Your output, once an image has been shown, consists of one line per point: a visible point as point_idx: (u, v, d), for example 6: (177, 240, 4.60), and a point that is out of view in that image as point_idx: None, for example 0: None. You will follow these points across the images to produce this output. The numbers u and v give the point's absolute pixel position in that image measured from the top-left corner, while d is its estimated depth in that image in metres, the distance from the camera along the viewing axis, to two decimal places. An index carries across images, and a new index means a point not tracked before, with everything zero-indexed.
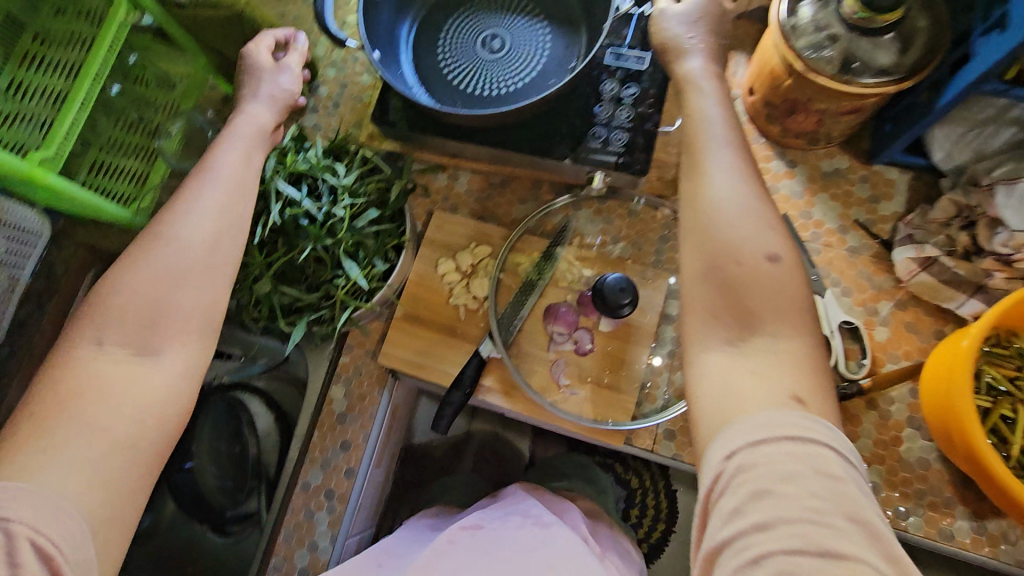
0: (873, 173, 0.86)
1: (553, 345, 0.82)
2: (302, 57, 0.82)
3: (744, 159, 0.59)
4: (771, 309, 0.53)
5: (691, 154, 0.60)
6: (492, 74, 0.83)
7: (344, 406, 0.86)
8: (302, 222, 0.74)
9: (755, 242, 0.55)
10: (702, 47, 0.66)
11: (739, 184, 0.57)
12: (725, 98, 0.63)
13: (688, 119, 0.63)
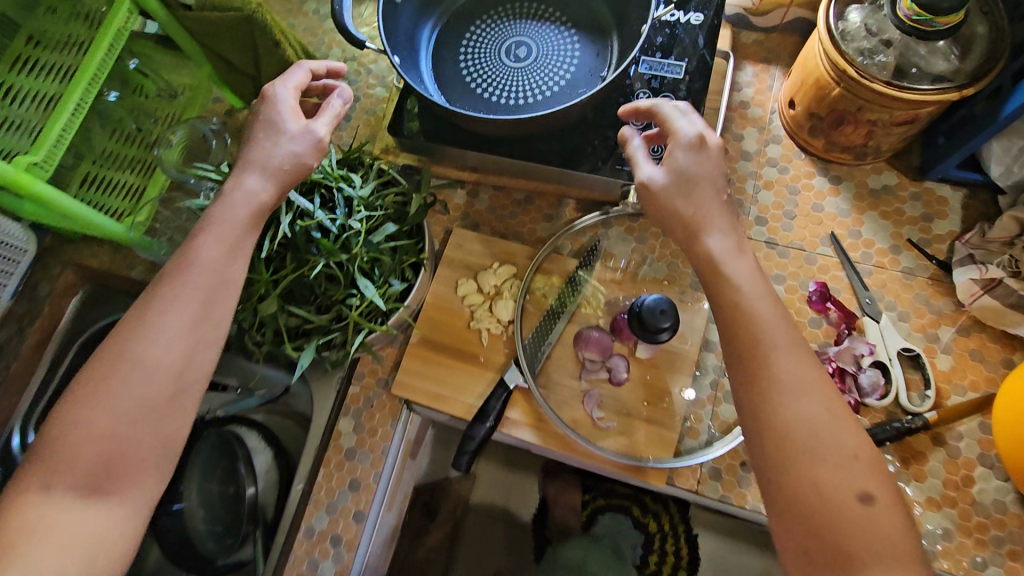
0: (925, 190, 0.81)
1: (584, 373, 0.75)
2: (334, 117, 0.61)
3: (805, 362, 0.51)
4: (878, 558, 0.44)
5: (742, 368, 0.52)
6: (519, 82, 0.78)
7: (353, 441, 0.77)
8: (313, 236, 0.66)
9: (839, 480, 0.47)
10: (724, 219, 0.58)
11: (805, 401, 0.49)
12: (762, 280, 0.55)
13: (724, 322, 0.55)
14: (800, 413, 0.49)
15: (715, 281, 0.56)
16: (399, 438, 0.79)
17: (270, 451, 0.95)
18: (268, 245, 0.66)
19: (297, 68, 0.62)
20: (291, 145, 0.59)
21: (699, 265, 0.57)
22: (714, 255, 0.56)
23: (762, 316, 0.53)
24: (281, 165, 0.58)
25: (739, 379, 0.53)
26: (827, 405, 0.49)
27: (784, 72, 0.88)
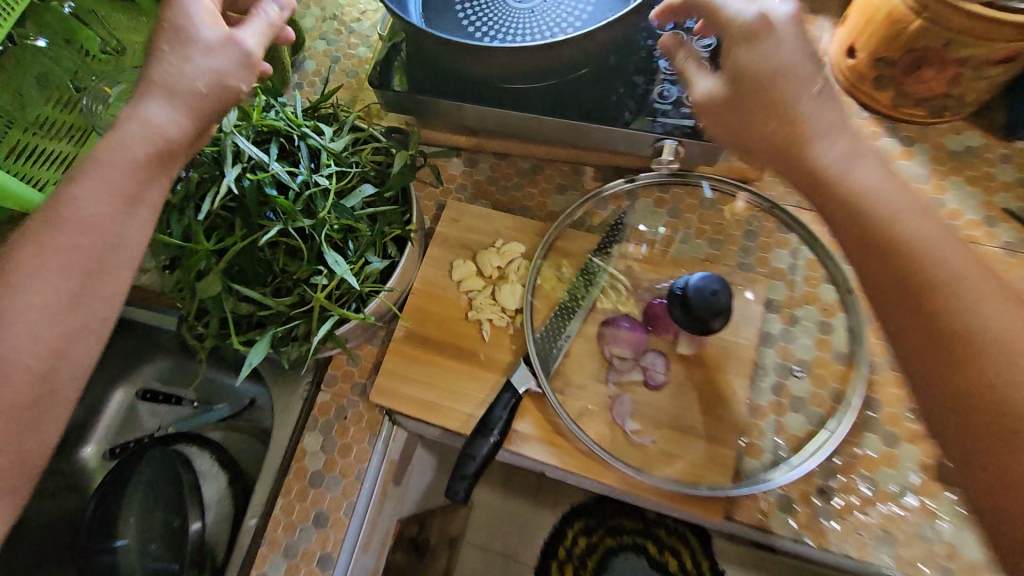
0: (1017, 151, 0.67)
1: (611, 374, 0.60)
2: (266, 26, 0.46)
3: (983, 287, 0.37)
4: None
5: (898, 296, 0.39)
6: (526, 24, 0.65)
7: (320, 463, 0.61)
8: (269, 193, 0.50)
9: None
10: (828, 117, 0.43)
11: (997, 322, 0.36)
12: (900, 190, 0.41)
13: (858, 238, 0.41)
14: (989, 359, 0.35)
15: (833, 198, 0.42)
16: (381, 459, 0.63)
17: (223, 476, 0.78)
18: (208, 205, 0.49)
19: None
20: (206, 59, 0.44)
21: (806, 185, 0.43)
22: (824, 168, 0.42)
23: (906, 227, 0.39)
24: (193, 85, 0.43)
25: (897, 317, 0.39)
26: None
27: (835, 24, 0.76)
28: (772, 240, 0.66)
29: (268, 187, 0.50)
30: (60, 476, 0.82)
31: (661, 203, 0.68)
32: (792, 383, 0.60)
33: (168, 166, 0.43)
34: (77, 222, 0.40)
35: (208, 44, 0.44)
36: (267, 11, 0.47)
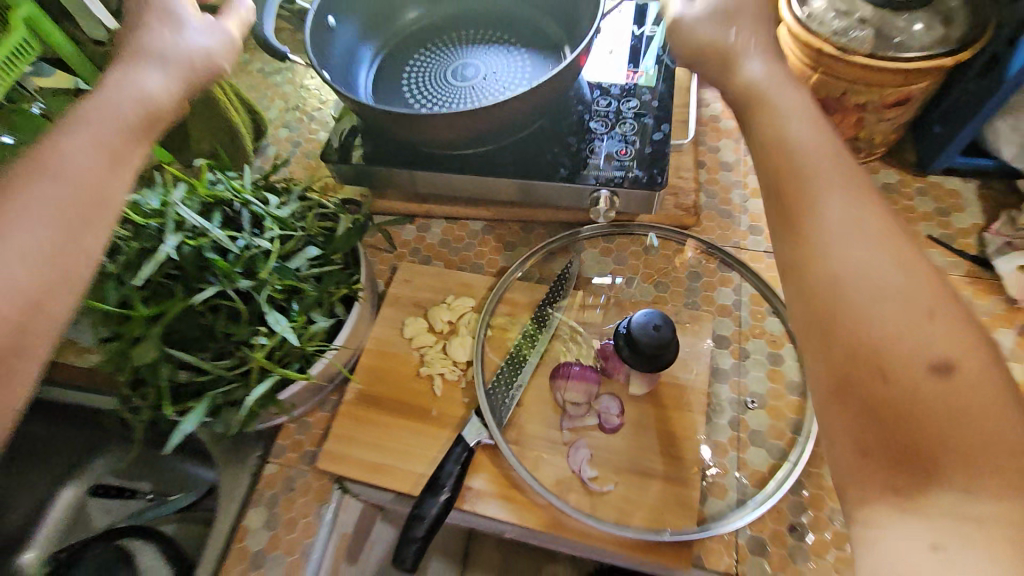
0: (932, 185, 0.71)
1: (567, 421, 0.58)
2: (241, 20, 0.54)
3: (877, 214, 0.36)
4: (858, 281, 0.34)
5: (773, 195, 0.38)
6: (470, 99, 0.72)
7: (263, 541, 0.57)
8: (208, 257, 0.53)
9: (901, 310, 0.33)
10: (763, 43, 0.44)
11: (847, 209, 0.36)
12: (809, 110, 0.40)
13: (762, 148, 0.40)
14: (800, 287, 0.36)
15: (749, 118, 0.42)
16: (330, 533, 0.58)
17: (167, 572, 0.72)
18: (144, 271, 0.51)
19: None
20: (197, 37, 0.50)
21: (732, 103, 0.44)
22: (746, 81, 0.43)
23: (797, 145, 0.38)
24: (187, 56, 0.48)
25: (807, 204, 0.37)
26: (920, 280, 0.33)
27: None
28: (717, 279, 0.68)
29: (207, 252, 0.53)
30: None
31: (608, 251, 0.70)
32: (750, 416, 0.59)
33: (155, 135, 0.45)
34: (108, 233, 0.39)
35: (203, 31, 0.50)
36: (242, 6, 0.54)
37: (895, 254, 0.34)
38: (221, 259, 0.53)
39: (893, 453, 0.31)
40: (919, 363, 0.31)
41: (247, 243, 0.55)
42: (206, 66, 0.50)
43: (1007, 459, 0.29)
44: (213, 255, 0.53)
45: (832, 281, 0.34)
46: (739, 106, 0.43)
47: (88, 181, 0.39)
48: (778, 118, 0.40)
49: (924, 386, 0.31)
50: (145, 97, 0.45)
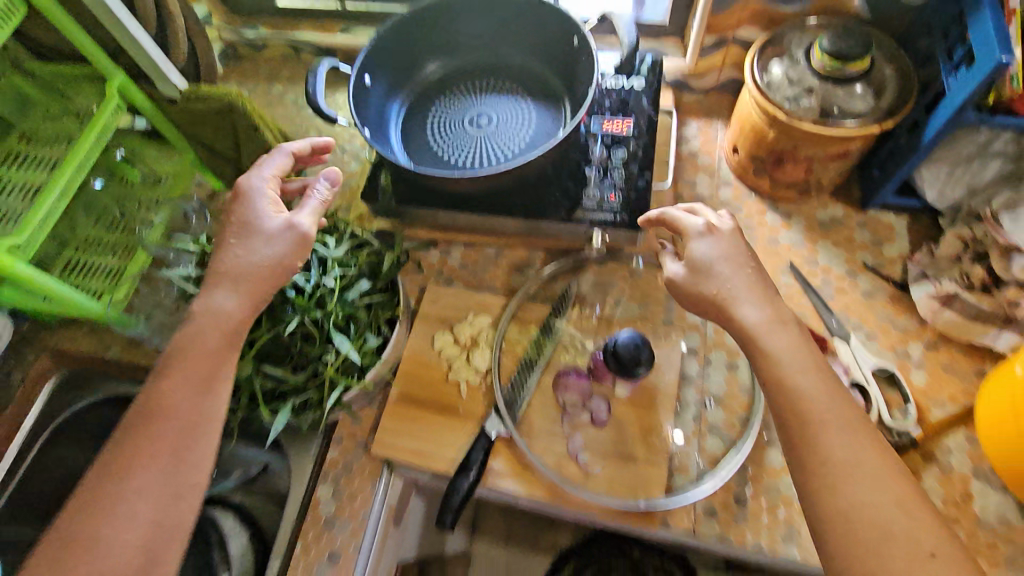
0: (871, 218, 0.85)
1: (566, 417, 0.74)
2: (315, 208, 0.65)
3: (875, 457, 0.51)
4: (872, 524, 0.48)
5: (796, 436, 0.53)
6: (485, 147, 0.86)
7: (331, 509, 0.74)
8: (290, 296, 0.69)
9: (908, 529, 0.48)
10: (755, 292, 0.61)
11: (851, 445, 0.51)
12: (809, 360, 0.56)
13: (776, 391, 0.56)
14: (824, 524, 0.50)
15: (761, 364, 0.58)
16: (381, 502, 0.76)
17: (247, 540, 0.89)
18: None
19: (279, 155, 0.70)
20: (268, 246, 0.63)
21: (740, 338, 0.60)
22: (749, 327, 0.59)
23: (810, 402, 0.54)
24: (258, 271, 0.62)
25: (829, 447, 0.52)
26: (918, 525, 0.48)
27: (726, 124, 0.97)
28: None
29: (288, 292, 0.69)
30: None
31: (600, 274, 0.84)
32: (709, 413, 0.75)
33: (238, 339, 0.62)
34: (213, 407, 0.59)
35: (274, 226, 0.63)
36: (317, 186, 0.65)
37: (899, 500, 0.49)
38: (299, 297, 0.69)
39: None
40: None
41: (317, 282, 0.71)
42: (277, 263, 0.62)
43: None
44: (293, 294, 0.69)
45: None
46: (750, 350, 0.59)
47: (193, 408, 0.58)
48: (777, 365, 0.56)
49: None
50: (225, 320, 0.61)
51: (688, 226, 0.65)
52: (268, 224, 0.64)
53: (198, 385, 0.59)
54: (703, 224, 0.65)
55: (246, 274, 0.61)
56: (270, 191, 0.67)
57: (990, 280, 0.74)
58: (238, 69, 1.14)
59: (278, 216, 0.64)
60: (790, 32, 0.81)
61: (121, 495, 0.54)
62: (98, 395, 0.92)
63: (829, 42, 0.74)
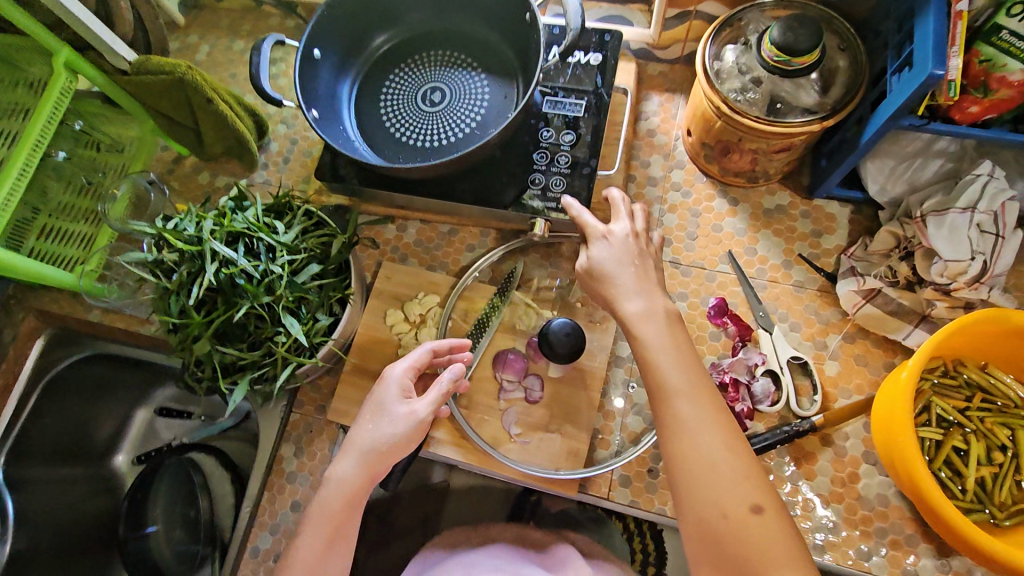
0: (815, 207, 0.87)
1: (502, 394, 0.81)
2: (439, 393, 0.73)
3: (713, 410, 0.63)
4: (706, 462, 0.60)
5: (657, 402, 0.65)
6: (436, 126, 0.86)
7: (294, 465, 0.83)
8: (240, 282, 0.72)
9: (732, 464, 0.60)
10: (639, 284, 0.71)
11: (697, 404, 0.63)
12: (673, 339, 0.67)
13: (644, 365, 0.67)
14: (673, 466, 0.62)
15: (635, 344, 0.68)
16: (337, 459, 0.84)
17: (226, 474, 1.01)
18: (195, 291, 0.72)
19: (421, 350, 0.77)
20: (389, 429, 0.72)
21: (622, 324, 0.70)
22: (630, 314, 0.69)
23: (669, 374, 0.65)
24: (377, 449, 0.71)
25: (679, 407, 0.63)
26: (738, 458, 0.60)
27: (687, 99, 0.96)
28: None
29: (238, 279, 0.73)
30: (96, 480, 1.06)
31: (547, 257, 0.88)
32: (634, 394, 0.81)
33: (358, 501, 0.72)
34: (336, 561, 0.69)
35: (399, 411, 0.73)
36: (442, 379, 0.73)
37: (728, 439, 0.61)
38: (249, 284, 0.72)
39: None
40: (746, 508, 0.58)
41: (266, 267, 0.74)
42: (392, 447, 0.71)
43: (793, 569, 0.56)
44: (243, 280, 0.73)
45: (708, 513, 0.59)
46: (629, 334, 0.69)
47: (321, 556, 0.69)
48: (646, 342, 0.67)
49: (754, 525, 0.57)
50: (347, 483, 0.71)
51: (589, 232, 0.75)
52: (394, 410, 0.73)
53: (325, 540, 0.69)
54: (600, 231, 0.74)
55: (365, 453, 0.71)
56: (405, 378, 0.75)
57: (914, 278, 0.77)
58: (199, 19, 1.13)
59: (403, 404, 0.73)
60: (748, 12, 0.78)
61: None
62: (86, 352, 0.99)
63: (778, 32, 0.70)
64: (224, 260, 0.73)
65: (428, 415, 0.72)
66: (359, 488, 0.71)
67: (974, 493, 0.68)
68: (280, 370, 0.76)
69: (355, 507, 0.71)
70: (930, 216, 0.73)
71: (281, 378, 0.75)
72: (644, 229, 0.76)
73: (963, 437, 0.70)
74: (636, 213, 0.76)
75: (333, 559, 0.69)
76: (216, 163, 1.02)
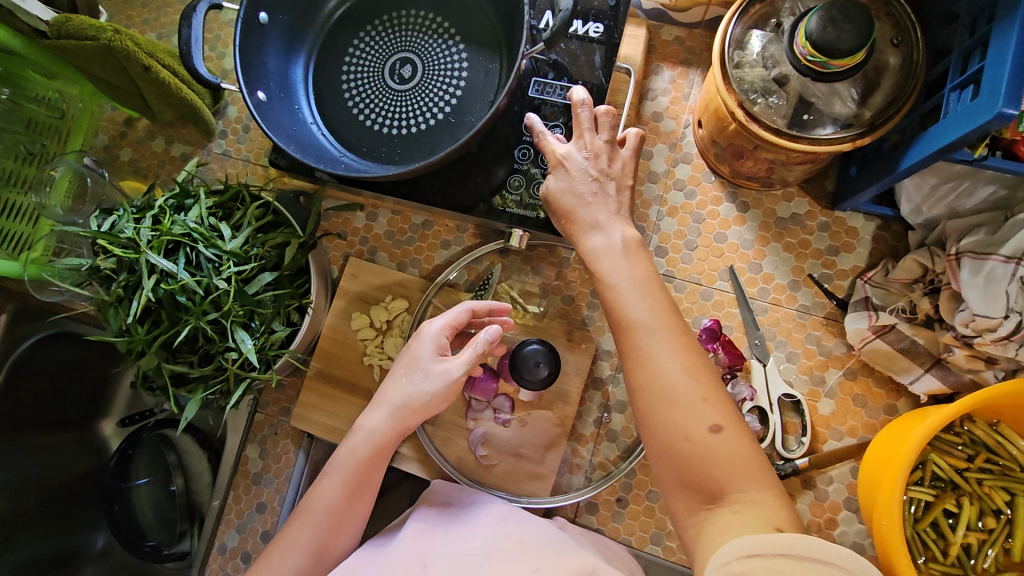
0: (836, 220, 0.76)
1: (470, 412, 0.77)
2: (477, 353, 0.68)
3: (674, 335, 0.57)
4: (664, 387, 0.54)
5: (617, 336, 0.59)
6: (404, 107, 0.74)
7: (260, 466, 0.82)
8: (181, 299, 0.67)
9: (690, 387, 0.54)
10: (603, 214, 0.63)
11: (656, 329, 0.57)
12: (632, 269, 0.60)
13: (603, 297, 0.60)
14: (635, 396, 0.56)
15: (595, 278, 0.61)
16: (303, 464, 0.82)
17: (202, 453, 1.00)
18: (133, 307, 0.67)
19: (460, 307, 0.72)
20: (424, 383, 0.69)
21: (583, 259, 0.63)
22: (590, 247, 0.62)
23: (626, 306, 0.58)
24: (411, 403, 0.69)
25: (635, 339, 0.57)
26: (698, 379, 0.54)
27: (703, 73, 0.81)
28: None
29: (180, 295, 0.67)
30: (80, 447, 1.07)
31: (528, 260, 0.82)
32: (611, 420, 0.78)
33: (385, 456, 0.70)
34: (356, 520, 0.69)
35: (434, 368, 0.70)
36: (477, 339, 0.68)
37: (686, 362, 0.55)
38: (190, 302, 0.67)
39: (692, 500, 0.53)
40: (703, 428, 0.53)
41: (211, 280, 0.68)
42: (430, 402, 0.69)
43: (757, 483, 0.51)
44: (184, 297, 0.67)
45: (666, 440, 0.54)
46: (588, 267, 0.62)
47: (330, 518, 0.67)
48: (604, 273, 0.61)
49: (711, 445, 0.52)
50: (370, 435, 0.69)
51: (547, 155, 0.67)
52: (433, 366, 0.70)
53: (346, 505, 0.68)
54: (557, 154, 0.66)
55: (395, 405, 0.69)
56: (441, 335, 0.71)
57: (934, 316, 0.68)
58: None
59: (438, 359, 0.70)
60: None
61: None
62: (50, 331, 0.96)
63: (816, 23, 0.55)
64: (165, 272, 0.67)
65: (462, 375, 0.69)
66: (388, 442, 0.69)
67: (956, 559, 0.65)
68: (235, 389, 0.71)
69: (380, 461, 0.69)
70: (966, 257, 0.63)
71: (234, 398, 0.70)
72: (609, 141, 0.65)
73: (956, 499, 0.66)
74: (602, 121, 0.65)
75: (339, 541, 0.68)
76: (169, 127, 0.92)
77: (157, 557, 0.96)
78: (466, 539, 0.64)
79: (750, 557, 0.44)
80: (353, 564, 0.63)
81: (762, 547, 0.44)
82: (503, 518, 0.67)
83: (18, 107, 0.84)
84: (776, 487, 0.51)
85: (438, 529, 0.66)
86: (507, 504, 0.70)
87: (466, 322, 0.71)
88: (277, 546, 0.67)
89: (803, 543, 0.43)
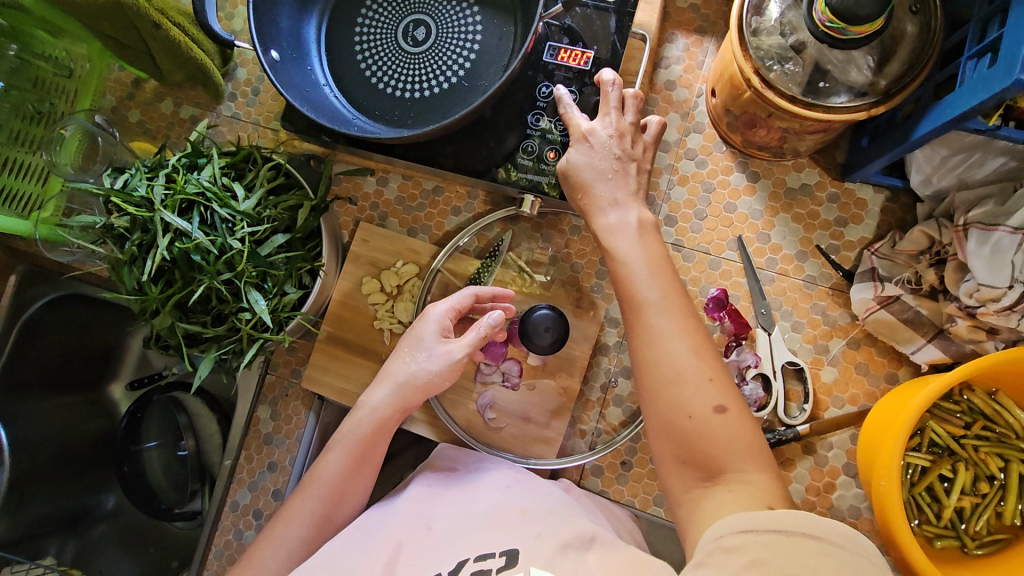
0: (845, 191, 0.76)
1: (479, 376, 0.78)
2: (480, 338, 0.69)
3: (684, 316, 0.58)
4: (671, 365, 0.55)
5: (628, 313, 0.60)
6: (416, 70, 0.73)
7: (271, 427, 0.84)
8: (195, 259, 0.68)
9: (698, 367, 0.55)
10: (617, 198, 0.64)
11: (667, 309, 0.58)
12: (646, 250, 0.61)
13: (615, 275, 0.62)
14: (638, 372, 0.58)
15: (608, 256, 0.63)
16: (314, 425, 0.83)
17: (212, 415, 1.01)
18: (148, 265, 0.67)
19: (464, 291, 0.73)
20: (426, 364, 0.71)
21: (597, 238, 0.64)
22: (605, 226, 0.63)
23: (639, 283, 0.59)
24: (413, 382, 0.70)
25: (646, 316, 0.58)
26: (706, 361, 0.56)
27: (718, 42, 0.81)
28: None
29: (194, 255, 0.68)
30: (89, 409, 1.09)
31: (538, 228, 0.82)
32: (617, 386, 0.79)
33: (386, 433, 0.71)
34: (359, 487, 0.70)
35: (437, 349, 0.71)
36: (480, 324, 0.69)
37: (696, 344, 0.56)
38: (204, 262, 0.68)
39: (687, 477, 0.54)
40: (710, 407, 0.54)
41: (224, 240, 0.69)
42: (432, 383, 0.71)
43: (756, 467, 0.52)
44: (199, 257, 0.68)
45: (670, 416, 0.55)
46: (602, 245, 0.63)
47: (336, 484, 0.68)
48: (617, 252, 0.62)
49: (714, 425, 0.53)
50: (374, 411, 0.70)
51: (571, 129, 0.67)
52: (434, 349, 0.71)
53: (352, 471, 0.69)
54: (581, 129, 0.66)
55: (398, 385, 0.71)
56: (445, 318, 0.72)
57: (939, 287, 0.69)
58: None
59: (442, 342, 0.71)
60: None
61: (274, 537, 0.67)
62: (60, 292, 0.97)
63: None
64: (180, 232, 0.68)
65: (463, 357, 0.70)
66: (389, 418, 0.70)
67: (950, 521, 0.67)
68: (248, 349, 0.72)
69: (381, 436, 0.70)
70: (974, 228, 0.64)
71: (247, 358, 0.71)
72: (634, 123, 0.67)
73: (952, 465, 0.68)
74: (628, 102, 0.67)
75: (346, 504, 0.70)
76: (177, 88, 0.91)
77: (169, 516, 0.99)
78: (470, 502, 0.65)
79: (744, 533, 0.45)
80: (359, 526, 0.64)
81: (758, 525, 0.45)
82: (506, 483, 0.68)
83: (26, 64, 0.83)
84: (772, 471, 0.52)
85: (446, 490, 0.68)
86: (512, 470, 0.71)
87: (470, 307, 0.72)
88: (287, 509, 0.69)
89: (796, 520, 0.45)
